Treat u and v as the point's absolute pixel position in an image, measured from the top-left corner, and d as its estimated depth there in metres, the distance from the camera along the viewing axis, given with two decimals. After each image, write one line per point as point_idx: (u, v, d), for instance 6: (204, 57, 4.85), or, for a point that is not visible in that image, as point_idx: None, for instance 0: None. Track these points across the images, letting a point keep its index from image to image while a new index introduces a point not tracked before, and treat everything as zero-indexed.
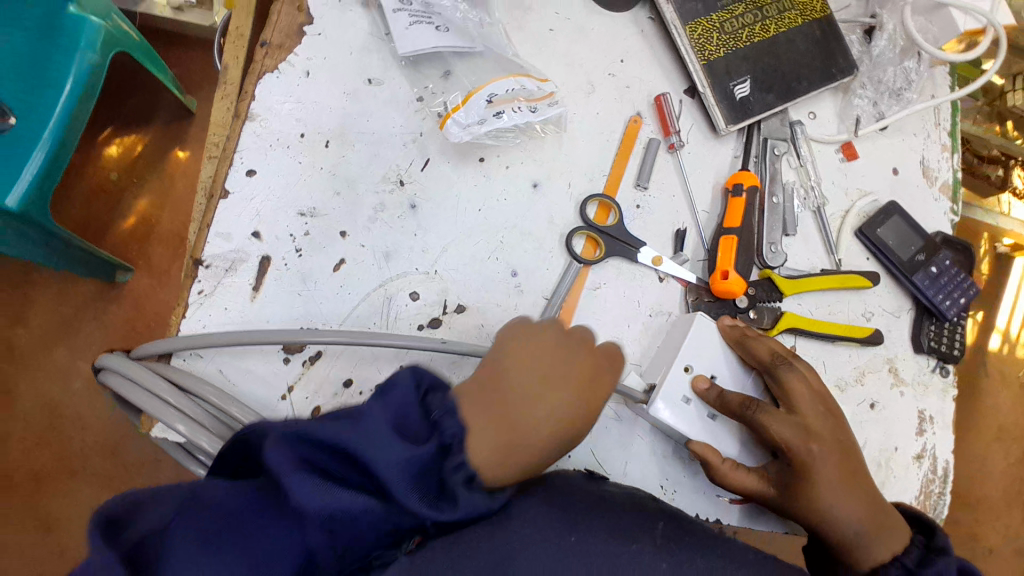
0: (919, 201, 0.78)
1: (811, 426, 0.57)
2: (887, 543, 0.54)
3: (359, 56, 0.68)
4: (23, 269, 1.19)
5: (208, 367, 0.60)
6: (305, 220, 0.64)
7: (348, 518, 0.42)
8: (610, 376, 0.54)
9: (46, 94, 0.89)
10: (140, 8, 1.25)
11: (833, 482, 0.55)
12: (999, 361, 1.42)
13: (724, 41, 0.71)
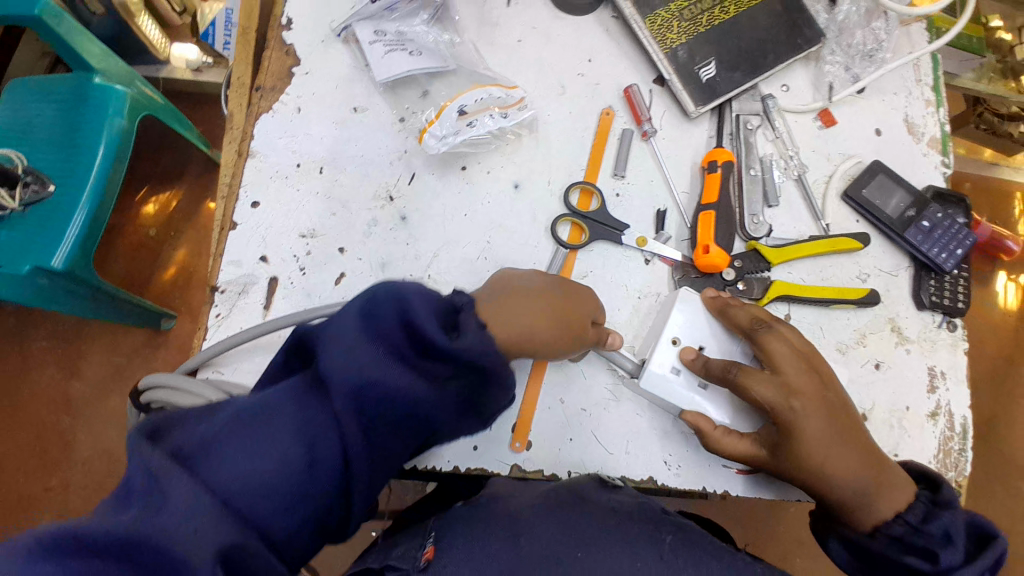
0: (906, 159, 0.77)
1: (800, 392, 0.57)
2: (889, 501, 0.56)
3: (343, 86, 0.73)
4: (76, 324, 1.30)
5: (230, 379, 0.66)
6: (306, 242, 0.69)
7: (390, 405, 0.46)
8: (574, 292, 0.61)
9: (82, 159, 0.99)
10: (162, 74, 1.38)
11: (825, 447, 0.56)
12: None
13: (684, 29, 0.73)
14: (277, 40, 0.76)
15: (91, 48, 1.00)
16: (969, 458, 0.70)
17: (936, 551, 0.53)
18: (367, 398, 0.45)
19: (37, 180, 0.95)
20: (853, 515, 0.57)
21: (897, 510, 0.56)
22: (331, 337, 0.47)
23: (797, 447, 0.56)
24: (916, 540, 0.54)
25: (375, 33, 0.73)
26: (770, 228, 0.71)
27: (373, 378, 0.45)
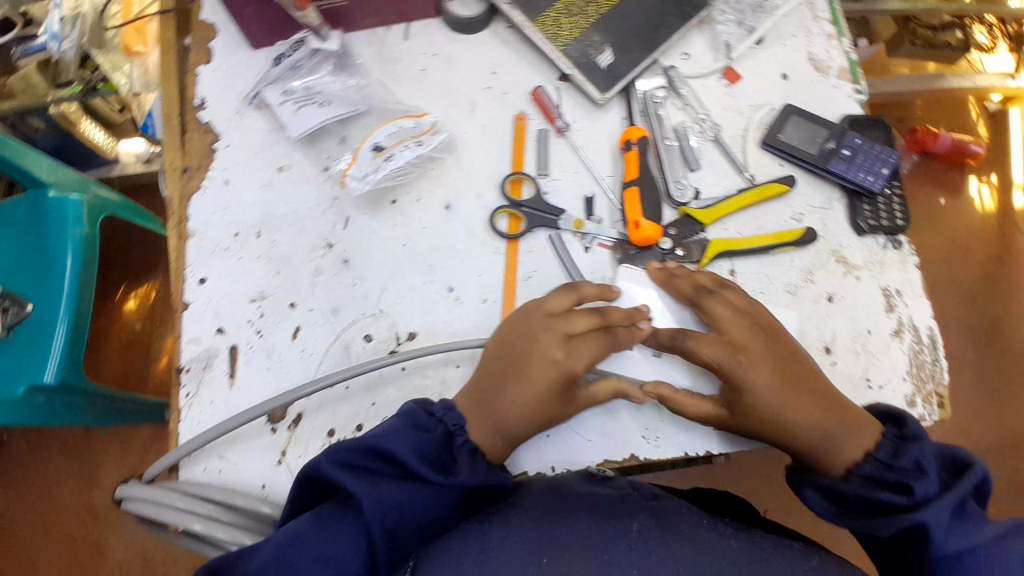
0: (820, 97, 0.78)
1: (743, 347, 0.61)
2: (856, 442, 0.59)
3: (263, 150, 0.76)
4: (84, 435, 1.30)
5: (199, 476, 0.68)
6: (257, 305, 0.72)
7: (398, 509, 0.54)
8: (521, 334, 0.64)
9: (53, 275, 1.00)
10: (116, 172, 1.40)
11: (781, 397, 0.59)
12: None
13: (574, 23, 0.76)
14: (194, 121, 0.78)
15: (40, 163, 1.01)
16: (944, 367, 0.70)
17: (908, 483, 0.54)
18: (376, 506, 0.53)
19: (15, 301, 0.99)
20: (823, 458, 0.60)
21: (864, 449, 0.59)
22: (331, 460, 0.54)
23: (755, 399, 0.59)
24: (886, 475, 0.56)
25: (282, 93, 0.75)
26: (696, 191, 0.73)
27: (374, 488, 0.54)
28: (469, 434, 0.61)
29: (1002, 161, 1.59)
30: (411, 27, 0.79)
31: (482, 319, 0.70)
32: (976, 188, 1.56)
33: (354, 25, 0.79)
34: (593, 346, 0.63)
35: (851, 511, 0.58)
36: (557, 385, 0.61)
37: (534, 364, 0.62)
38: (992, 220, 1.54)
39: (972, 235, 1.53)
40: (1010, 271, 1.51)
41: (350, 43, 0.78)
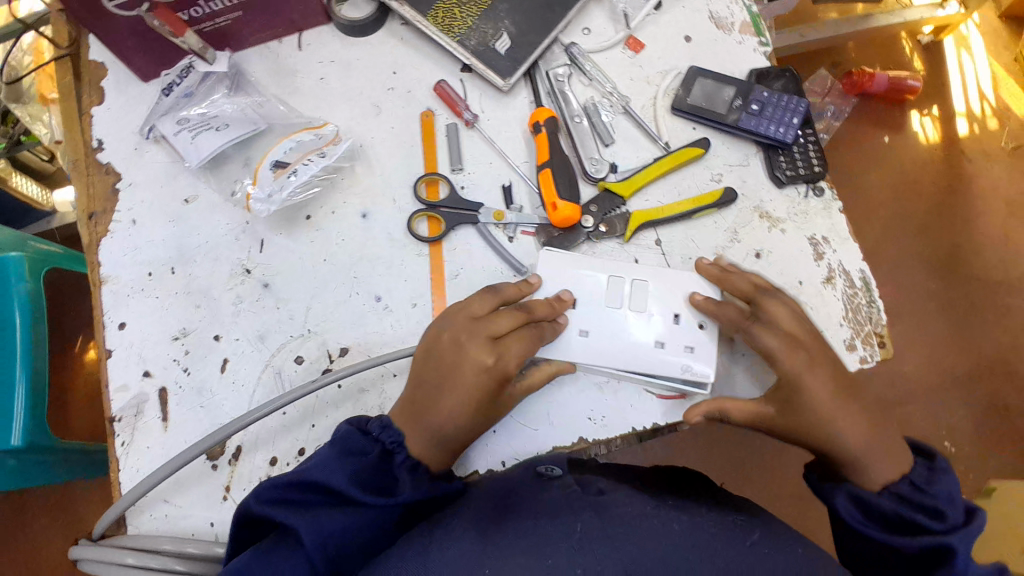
0: (723, 55, 0.78)
1: (802, 344, 0.59)
2: (893, 462, 0.56)
3: (168, 184, 0.73)
4: (64, 490, 1.27)
5: (147, 525, 0.66)
6: (180, 343, 0.70)
7: (336, 534, 0.53)
8: (444, 341, 0.60)
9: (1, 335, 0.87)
10: (57, 222, 1.36)
11: (832, 403, 0.57)
12: (976, 142, 1.57)
13: (466, 11, 0.74)
14: (93, 164, 0.75)
15: None
16: (879, 307, 0.70)
17: (943, 509, 0.53)
18: (311, 536, 0.52)
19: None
20: (861, 469, 0.56)
21: (904, 471, 0.56)
22: (261, 497, 0.54)
23: (801, 399, 0.57)
24: (922, 499, 0.54)
25: (177, 123, 0.72)
26: (612, 165, 0.73)
27: (308, 520, 0.53)
28: (408, 449, 0.59)
29: (942, 93, 1.60)
30: (303, 36, 0.78)
31: (412, 325, 0.69)
32: (918, 122, 1.58)
33: (243, 43, 0.76)
34: (518, 348, 0.60)
35: (870, 522, 0.55)
36: (489, 390, 0.59)
37: (458, 373, 0.59)
38: (938, 151, 1.56)
39: (919, 169, 1.55)
40: (961, 199, 1.53)
41: (241, 63, 0.76)
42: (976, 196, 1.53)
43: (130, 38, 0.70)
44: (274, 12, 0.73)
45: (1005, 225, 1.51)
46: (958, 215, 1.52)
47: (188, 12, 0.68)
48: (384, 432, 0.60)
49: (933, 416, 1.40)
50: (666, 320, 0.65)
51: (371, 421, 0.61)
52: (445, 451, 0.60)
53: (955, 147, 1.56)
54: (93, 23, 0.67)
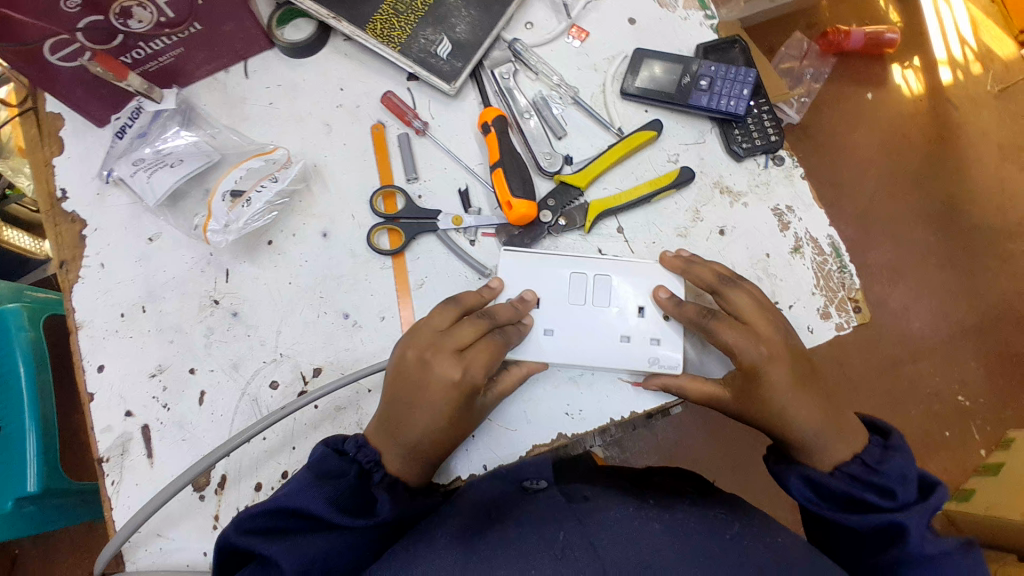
0: (668, 34, 0.77)
1: (762, 333, 0.60)
2: (844, 440, 0.59)
3: (133, 224, 0.74)
4: (87, 528, 1.29)
5: (144, 560, 0.66)
6: (158, 379, 0.70)
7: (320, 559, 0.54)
8: (411, 361, 0.60)
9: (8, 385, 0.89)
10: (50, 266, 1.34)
11: (790, 388, 0.59)
12: (961, 88, 1.53)
13: (404, 20, 0.73)
14: (59, 213, 0.76)
15: None
16: (852, 271, 0.69)
17: (893, 488, 0.56)
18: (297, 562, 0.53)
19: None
20: (809, 453, 0.60)
21: (853, 452, 0.59)
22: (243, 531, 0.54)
23: (761, 391, 0.59)
24: (873, 479, 0.57)
25: (133, 164, 0.73)
26: (566, 157, 0.73)
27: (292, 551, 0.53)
28: (386, 467, 0.60)
29: (924, 54, 1.53)
30: (249, 64, 0.77)
31: (383, 338, 0.69)
32: (899, 74, 1.53)
33: (192, 77, 0.76)
34: (484, 358, 0.59)
35: (826, 503, 0.58)
36: (462, 400, 0.59)
37: (429, 393, 0.59)
38: (923, 101, 1.52)
39: (905, 121, 1.51)
40: (951, 148, 1.50)
41: (191, 96, 0.76)
42: (965, 143, 1.50)
43: (80, 89, 0.72)
44: (216, 44, 0.74)
45: (997, 170, 1.48)
46: (949, 164, 1.49)
47: (129, 55, 0.70)
48: (361, 451, 0.59)
49: (941, 372, 1.38)
50: (629, 313, 0.66)
51: (347, 441, 0.61)
52: (421, 465, 0.60)
53: (940, 95, 1.52)
54: (48, 85, 0.70)
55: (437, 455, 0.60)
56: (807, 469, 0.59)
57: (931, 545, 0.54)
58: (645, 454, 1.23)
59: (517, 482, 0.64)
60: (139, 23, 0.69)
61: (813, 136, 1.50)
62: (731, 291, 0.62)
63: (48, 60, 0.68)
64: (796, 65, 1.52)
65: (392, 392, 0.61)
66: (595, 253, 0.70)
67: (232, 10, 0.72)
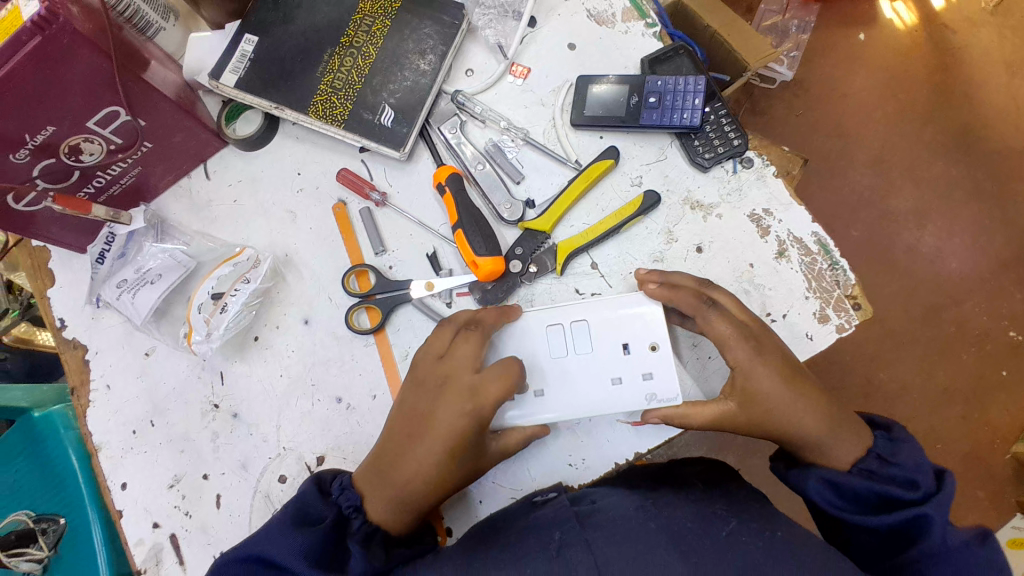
0: (610, 53, 0.75)
1: (761, 343, 0.57)
2: (851, 441, 0.56)
3: (129, 341, 0.77)
4: None
5: None
6: (176, 489, 0.73)
7: None
8: (421, 387, 0.57)
9: (70, 484, 0.88)
10: None
11: (792, 393, 0.56)
12: (957, 9, 1.43)
13: (344, 95, 0.73)
14: (61, 341, 0.79)
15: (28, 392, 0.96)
16: (844, 266, 0.66)
17: (913, 478, 0.52)
18: None
19: (49, 519, 0.87)
20: (823, 450, 0.56)
21: (867, 446, 0.56)
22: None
23: (761, 392, 0.56)
24: (891, 472, 0.54)
25: (118, 285, 0.75)
26: (527, 202, 0.72)
27: None
28: (366, 514, 0.56)
29: None
30: (209, 164, 0.79)
31: (378, 418, 0.69)
32: (889, 8, 1.44)
33: (157, 190, 0.79)
34: (501, 384, 0.55)
35: (847, 505, 0.54)
36: (466, 432, 0.54)
37: (428, 430, 0.54)
38: (918, 33, 1.42)
39: (901, 58, 1.42)
40: (958, 75, 1.40)
41: (160, 209, 0.79)
42: (971, 67, 1.40)
43: (54, 227, 0.74)
44: (172, 155, 0.76)
45: (1008, 89, 1.38)
46: (954, 94, 1.39)
47: (91, 186, 0.72)
48: (344, 494, 0.56)
49: (983, 308, 1.30)
50: (613, 350, 0.62)
51: (334, 483, 0.59)
52: (402, 509, 0.55)
53: (935, 22, 1.42)
54: (17, 227, 0.71)
55: (427, 499, 0.56)
56: (825, 470, 0.55)
57: (955, 537, 0.50)
58: (692, 449, 1.10)
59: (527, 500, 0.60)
60: (93, 158, 0.68)
61: (809, 91, 1.42)
62: (710, 312, 0.59)
63: (14, 208, 0.68)
64: (779, 19, 1.45)
65: (395, 420, 0.58)
66: (573, 294, 0.68)
67: (179, 122, 0.72)
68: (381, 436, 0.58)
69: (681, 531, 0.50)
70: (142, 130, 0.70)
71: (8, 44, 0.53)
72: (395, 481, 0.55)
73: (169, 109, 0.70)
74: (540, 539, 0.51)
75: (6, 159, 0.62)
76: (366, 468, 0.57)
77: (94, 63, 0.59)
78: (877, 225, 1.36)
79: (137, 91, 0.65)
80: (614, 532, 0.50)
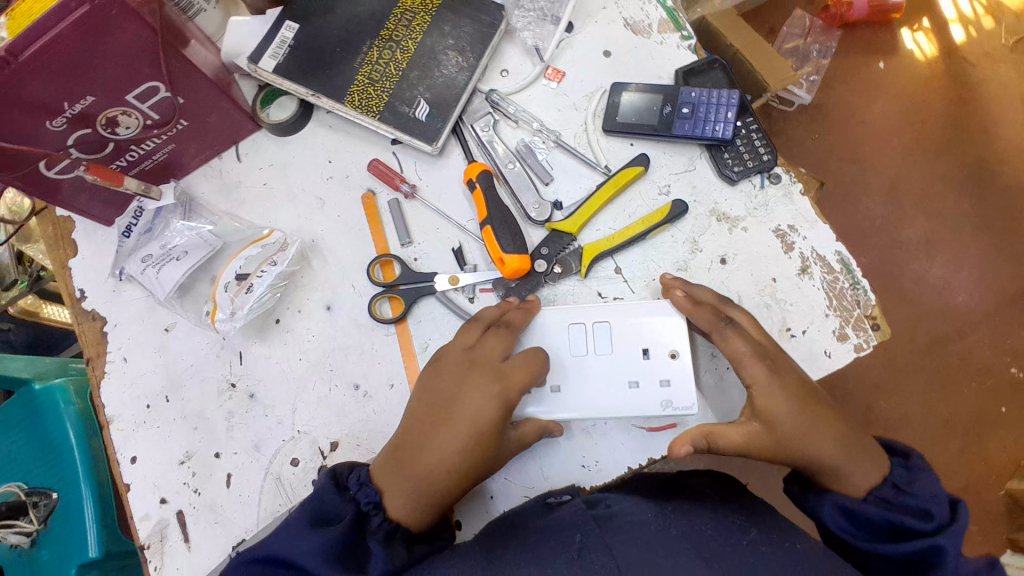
0: (646, 62, 0.76)
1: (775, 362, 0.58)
2: (867, 468, 0.56)
3: (149, 316, 0.77)
4: None
5: None
6: (187, 466, 0.73)
7: None
8: (445, 379, 0.56)
9: (63, 457, 0.89)
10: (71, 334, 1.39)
11: (802, 416, 0.56)
12: (975, 45, 1.45)
13: (381, 86, 0.74)
14: (81, 312, 0.79)
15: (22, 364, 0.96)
16: (865, 286, 0.67)
17: (928, 509, 0.53)
18: None
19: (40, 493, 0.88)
20: (840, 475, 0.56)
21: (883, 474, 0.56)
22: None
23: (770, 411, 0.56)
24: (905, 501, 0.54)
25: (144, 260, 0.76)
26: (556, 203, 0.72)
27: None
28: (386, 512, 0.54)
29: (928, 5, 1.47)
30: (241, 147, 0.80)
31: (394, 406, 0.69)
32: (910, 39, 1.46)
33: (187, 168, 0.80)
34: (524, 372, 0.57)
35: (861, 532, 0.55)
36: (496, 424, 0.54)
37: (458, 423, 0.53)
38: (937, 65, 1.44)
39: (920, 87, 1.44)
40: (975, 108, 1.41)
41: (189, 187, 0.80)
42: (989, 101, 1.41)
43: (83, 196, 0.74)
44: (206, 134, 0.77)
45: None
46: (971, 125, 1.41)
47: (124, 159, 0.73)
48: (363, 490, 0.54)
49: (987, 339, 1.31)
50: (634, 355, 0.63)
51: (352, 476, 0.56)
52: (425, 505, 0.53)
53: (955, 55, 1.44)
54: (51, 195, 0.72)
55: (450, 494, 0.54)
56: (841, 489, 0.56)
57: (964, 564, 0.50)
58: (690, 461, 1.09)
59: (541, 499, 0.60)
60: (127, 131, 0.69)
61: (828, 115, 1.43)
62: (727, 329, 0.59)
63: (45, 175, 0.68)
64: (801, 43, 1.47)
65: (416, 413, 0.56)
66: (596, 297, 0.69)
67: (215, 102, 0.73)
68: (399, 429, 0.57)
69: (700, 537, 0.51)
70: (178, 107, 0.71)
71: (56, 10, 0.54)
72: (418, 475, 0.53)
73: (207, 88, 0.71)
74: (561, 541, 0.51)
75: (43, 126, 0.63)
76: (384, 461, 0.55)
77: (139, 36, 0.60)
78: (889, 252, 1.37)
79: (176, 67, 0.66)
80: (633, 537, 0.51)
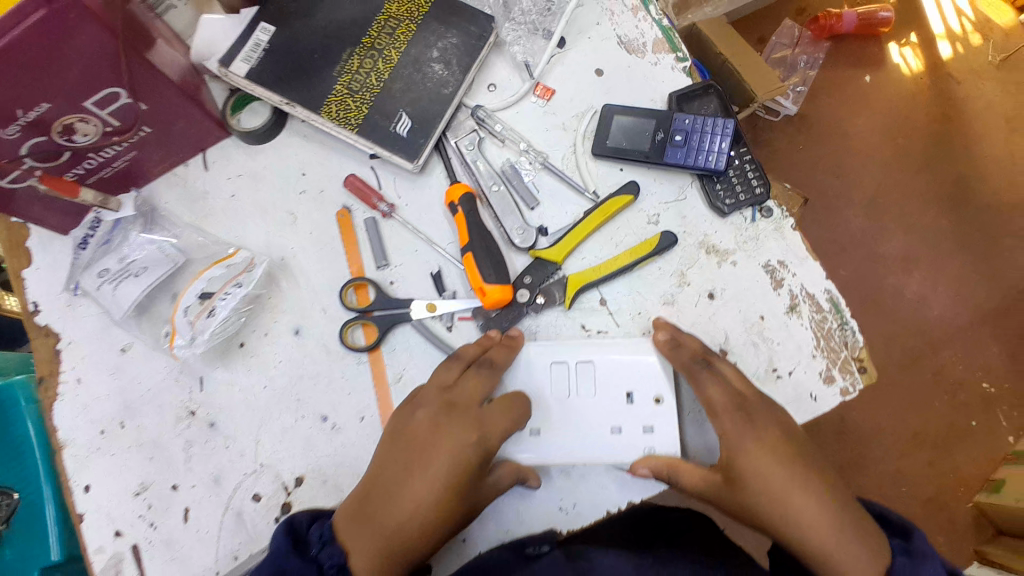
0: (639, 83, 0.73)
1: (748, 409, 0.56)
2: (865, 541, 0.50)
3: (105, 334, 0.72)
4: None
5: None
6: (143, 496, 0.69)
7: None
8: (420, 422, 0.54)
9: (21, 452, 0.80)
10: None
11: (776, 471, 0.53)
12: (960, 62, 1.45)
13: (360, 99, 0.70)
14: (32, 327, 0.74)
15: None
16: (853, 327, 0.65)
17: None
18: None
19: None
20: (830, 565, 0.50)
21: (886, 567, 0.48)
22: None
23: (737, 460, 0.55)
24: None
25: (102, 275, 0.71)
26: (540, 229, 0.69)
27: None
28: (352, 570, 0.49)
29: (916, 20, 1.47)
30: (208, 155, 0.76)
31: (364, 439, 0.66)
32: (897, 53, 1.45)
33: (149, 175, 0.74)
34: (504, 415, 0.55)
35: None
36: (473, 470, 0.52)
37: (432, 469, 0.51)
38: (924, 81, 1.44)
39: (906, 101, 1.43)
40: (959, 126, 1.41)
41: (151, 197, 0.75)
42: (973, 120, 1.41)
43: (36, 206, 0.69)
44: (170, 140, 0.72)
45: (1005, 145, 1.39)
46: (952, 142, 1.41)
47: (81, 167, 0.67)
48: (325, 547, 0.49)
49: (962, 357, 1.31)
50: (616, 399, 0.60)
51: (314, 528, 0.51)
52: (396, 560, 0.50)
53: (940, 73, 1.44)
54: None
55: (423, 548, 0.51)
56: None
57: None
58: None
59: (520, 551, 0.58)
60: (85, 139, 0.63)
61: (813, 128, 1.42)
62: (700, 369, 0.58)
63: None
64: (788, 54, 1.46)
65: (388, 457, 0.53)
66: (579, 330, 0.66)
67: (182, 109, 0.69)
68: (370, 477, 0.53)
69: None
70: (140, 113, 0.65)
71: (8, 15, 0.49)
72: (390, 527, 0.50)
73: (173, 96, 0.66)
74: None
75: None
76: (351, 509, 0.51)
77: (99, 41, 0.55)
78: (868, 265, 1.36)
79: (140, 72, 0.61)
80: None
